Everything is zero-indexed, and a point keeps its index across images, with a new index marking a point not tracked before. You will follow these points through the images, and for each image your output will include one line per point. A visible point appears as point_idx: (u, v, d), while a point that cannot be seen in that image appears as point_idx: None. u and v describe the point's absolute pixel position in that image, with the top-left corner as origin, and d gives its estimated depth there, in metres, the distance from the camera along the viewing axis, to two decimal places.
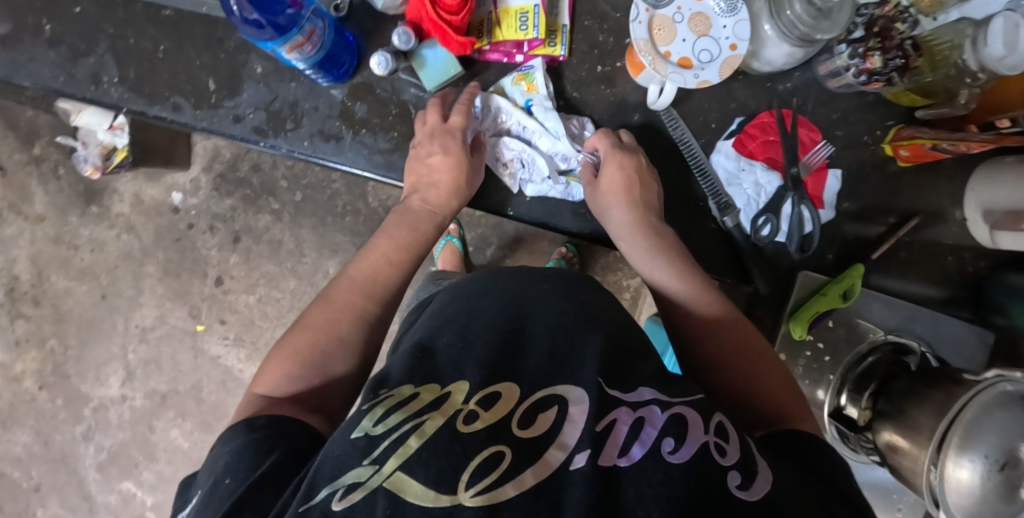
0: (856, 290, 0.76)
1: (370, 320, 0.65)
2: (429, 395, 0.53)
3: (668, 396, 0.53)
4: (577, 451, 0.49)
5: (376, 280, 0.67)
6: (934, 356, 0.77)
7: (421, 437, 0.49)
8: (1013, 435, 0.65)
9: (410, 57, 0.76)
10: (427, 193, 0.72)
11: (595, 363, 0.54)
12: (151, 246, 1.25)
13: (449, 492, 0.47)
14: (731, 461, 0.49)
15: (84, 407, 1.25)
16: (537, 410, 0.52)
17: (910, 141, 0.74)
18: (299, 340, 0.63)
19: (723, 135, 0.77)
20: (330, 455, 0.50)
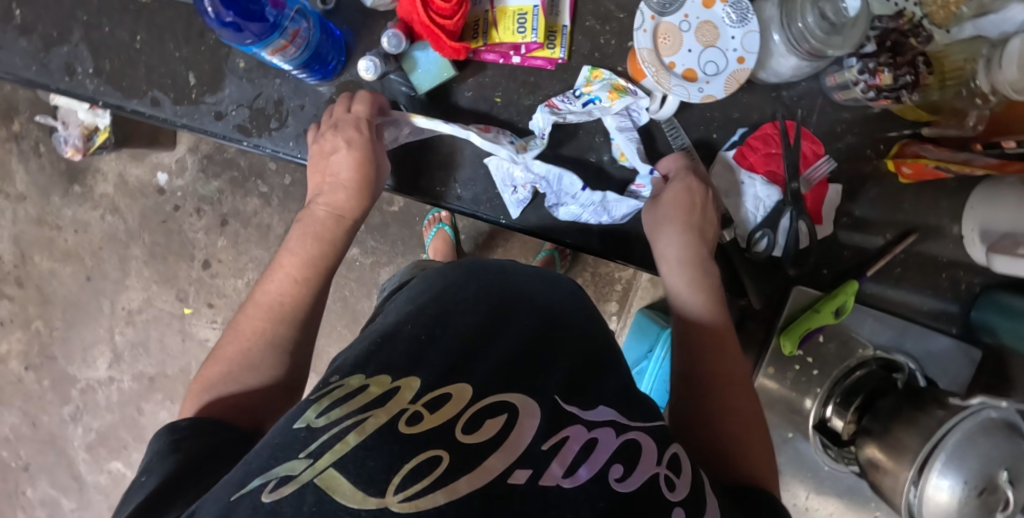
0: (848, 307, 0.75)
1: (281, 344, 0.63)
2: (377, 389, 0.51)
3: (626, 419, 0.53)
4: (519, 465, 0.47)
5: (279, 299, 0.64)
6: (922, 375, 0.78)
7: (360, 434, 0.47)
8: (994, 461, 0.65)
9: (400, 59, 0.71)
10: (330, 195, 0.69)
11: (558, 377, 0.54)
12: (136, 228, 1.23)
13: (377, 495, 0.44)
14: (678, 497, 0.49)
15: (72, 389, 1.24)
16: (487, 413, 0.50)
17: (914, 159, 0.72)
18: (213, 374, 0.61)
19: (724, 146, 0.74)
20: (264, 446, 0.47)
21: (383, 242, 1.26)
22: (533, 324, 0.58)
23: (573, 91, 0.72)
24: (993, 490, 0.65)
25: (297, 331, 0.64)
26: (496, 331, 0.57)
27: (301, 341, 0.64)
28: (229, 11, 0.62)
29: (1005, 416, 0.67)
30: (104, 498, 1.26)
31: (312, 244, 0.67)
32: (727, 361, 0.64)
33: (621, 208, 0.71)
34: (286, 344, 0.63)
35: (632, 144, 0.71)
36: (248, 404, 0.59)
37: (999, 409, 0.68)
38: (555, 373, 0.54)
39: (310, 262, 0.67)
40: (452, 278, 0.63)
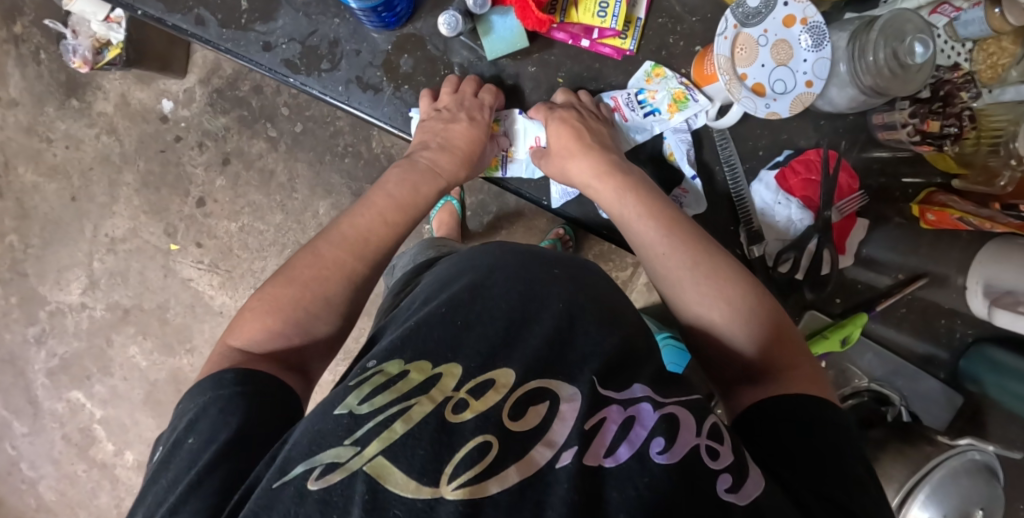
0: (855, 338, 0.78)
1: (358, 280, 0.62)
2: (417, 375, 0.49)
3: (662, 396, 0.50)
4: (565, 448, 0.46)
5: (365, 239, 0.63)
6: (909, 412, 0.83)
7: (407, 423, 0.46)
8: (972, 501, 0.70)
9: (476, 20, 0.71)
10: (446, 165, 0.70)
11: (596, 364, 0.50)
12: (132, 153, 1.18)
13: (432, 484, 0.43)
14: (721, 465, 0.47)
15: (40, 310, 1.19)
16: (527, 400, 0.48)
17: (940, 208, 0.75)
18: (281, 294, 0.59)
19: (768, 164, 0.76)
20: (308, 432, 0.47)
21: None
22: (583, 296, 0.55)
23: (636, 94, 0.73)
24: None
25: (368, 269, 0.63)
26: (535, 307, 0.53)
27: (371, 282, 0.63)
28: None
29: (986, 459, 0.72)
30: (58, 427, 1.21)
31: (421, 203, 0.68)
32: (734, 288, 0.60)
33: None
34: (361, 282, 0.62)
35: (683, 147, 0.73)
36: (314, 332, 0.59)
37: (982, 451, 0.73)
38: (599, 360, 0.51)
39: (404, 217, 0.66)
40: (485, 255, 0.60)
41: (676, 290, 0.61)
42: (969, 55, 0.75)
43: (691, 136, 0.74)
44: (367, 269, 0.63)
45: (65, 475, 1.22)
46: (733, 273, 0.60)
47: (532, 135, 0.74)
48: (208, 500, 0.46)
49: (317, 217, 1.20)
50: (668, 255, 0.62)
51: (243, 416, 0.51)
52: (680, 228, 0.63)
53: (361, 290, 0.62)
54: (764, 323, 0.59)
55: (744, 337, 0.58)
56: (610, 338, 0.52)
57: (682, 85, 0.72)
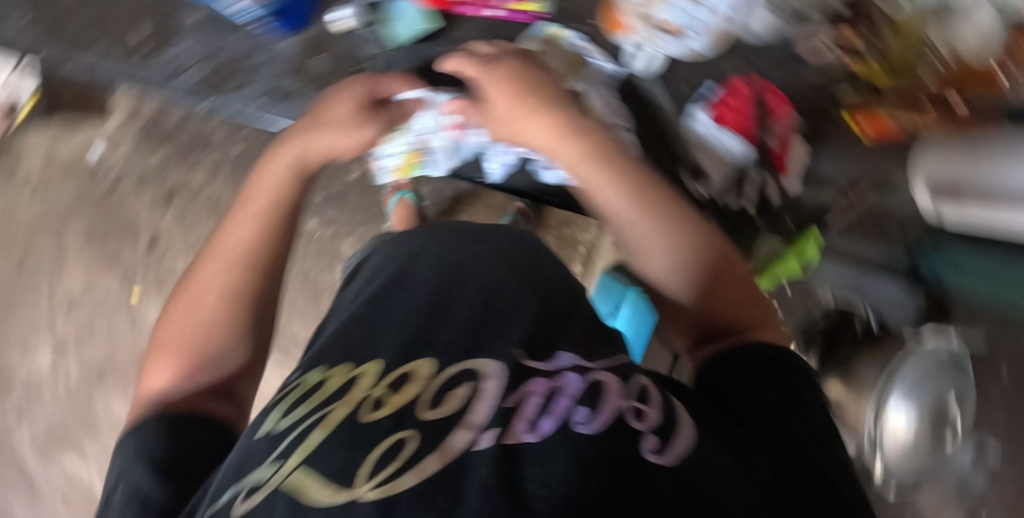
0: (814, 257, 0.85)
1: (239, 292, 0.59)
2: (337, 380, 0.48)
3: (587, 361, 0.49)
4: (485, 430, 0.41)
5: (226, 244, 0.60)
6: (876, 317, 0.85)
7: (326, 429, 0.43)
8: (943, 389, 0.80)
9: (378, 10, 0.72)
10: (296, 135, 0.62)
11: (520, 331, 0.50)
12: (72, 207, 1.16)
13: (348, 486, 0.38)
14: (647, 426, 0.43)
15: (13, 382, 1.18)
16: (447, 387, 0.45)
17: (868, 113, 0.79)
18: (172, 329, 0.59)
19: (694, 100, 0.79)
20: (237, 458, 0.45)
21: (343, 212, 1.24)
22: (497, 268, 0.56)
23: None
24: None
25: (242, 278, 0.59)
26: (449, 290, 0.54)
27: (264, 291, 0.60)
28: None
29: (946, 350, 0.82)
30: (56, 493, 1.20)
31: (274, 188, 0.61)
32: (704, 251, 0.62)
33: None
34: (240, 291, 0.59)
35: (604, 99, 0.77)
36: (219, 354, 0.58)
37: (941, 343, 0.83)
38: (514, 326, 0.51)
39: (261, 203, 0.61)
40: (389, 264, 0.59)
41: (650, 254, 0.61)
42: None
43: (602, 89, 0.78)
44: (241, 279, 0.59)
45: None
46: (704, 240, 0.62)
47: (444, 122, 0.75)
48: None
49: None
50: (641, 221, 0.61)
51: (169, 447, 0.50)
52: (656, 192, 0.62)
53: (246, 302, 0.59)
54: (734, 283, 0.62)
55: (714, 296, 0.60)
56: (530, 302, 0.54)
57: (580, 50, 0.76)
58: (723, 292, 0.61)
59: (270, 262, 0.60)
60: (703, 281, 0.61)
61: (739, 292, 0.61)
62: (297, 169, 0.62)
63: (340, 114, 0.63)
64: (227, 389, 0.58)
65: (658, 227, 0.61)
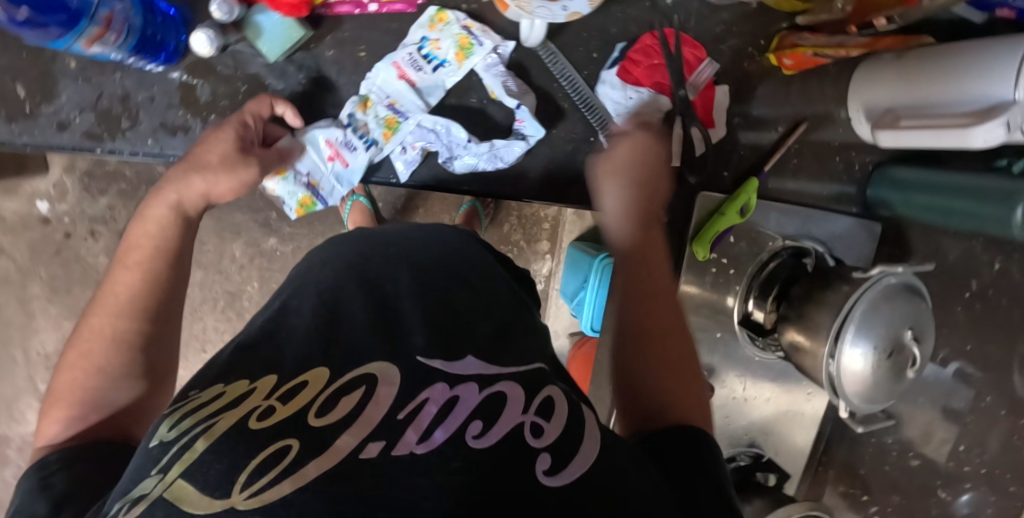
0: (752, 205, 0.80)
1: (130, 338, 0.56)
2: (234, 392, 0.48)
3: (493, 370, 0.50)
4: (372, 439, 0.44)
5: (113, 292, 0.58)
6: (830, 256, 0.83)
7: (209, 439, 0.44)
8: (900, 323, 0.72)
9: (242, 27, 0.68)
10: (173, 180, 0.62)
11: (421, 335, 0.52)
12: (30, 265, 1.16)
13: (223, 496, 0.41)
14: (542, 443, 0.46)
15: (9, 446, 1.20)
16: (340, 393, 0.47)
17: (793, 49, 0.75)
18: (62, 382, 0.55)
19: (606, 64, 0.73)
20: (129, 473, 0.45)
21: (300, 226, 1.22)
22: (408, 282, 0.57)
23: (418, 50, 0.70)
24: (901, 349, 0.72)
25: (135, 326, 0.57)
26: (352, 304, 0.54)
27: (161, 339, 0.58)
28: (20, 7, 0.57)
29: (903, 280, 0.73)
30: None
31: (158, 231, 0.61)
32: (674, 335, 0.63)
33: (513, 151, 0.71)
34: (133, 340, 0.56)
35: (500, 81, 0.70)
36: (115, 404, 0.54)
37: (898, 274, 0.73)
38: (430, 336, 0.52)
39: (143, 251, 0.60)
40: (322, 274, 0.58)
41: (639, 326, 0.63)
42: None
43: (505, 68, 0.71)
44: (135, 327, 0.56)
45: None
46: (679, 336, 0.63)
47: (321, 151, 0.71)
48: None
49: (236, 259, 1.22)
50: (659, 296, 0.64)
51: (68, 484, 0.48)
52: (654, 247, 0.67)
53: (143, 350, 0.56)
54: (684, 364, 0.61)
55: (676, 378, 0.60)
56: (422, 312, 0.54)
57: (462, 31, 0.70)
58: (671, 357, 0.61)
59: (163, 305, 0.58)
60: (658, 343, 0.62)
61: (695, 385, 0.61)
62: (178, 211, 0.62)
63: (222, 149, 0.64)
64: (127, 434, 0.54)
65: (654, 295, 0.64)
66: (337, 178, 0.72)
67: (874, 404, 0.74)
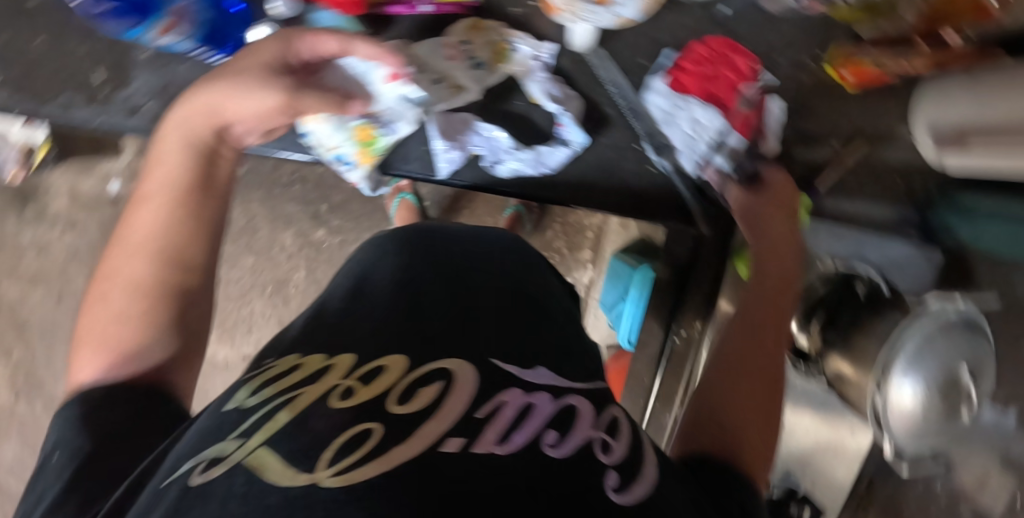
0: (802, 222, 0.79)
1: (146, 282, 0.53)
2: (310, 366, 0.46)
3: (566, 383, 0.47)
4: (452, 435, 0.40)
5: (132, 232, 0.55)
6: (887, 283, 0.76)
7: (292, 411, 0.42)
8: (955, 358, 0.67)
9: (302, 24, 0.71)
10: (182, 100, 0.58)
11: (495, 344, 0.49)
12: (98, 242, 1.22)
13: (308, 470, 0.37)
14: (613, 461, 0.42)
15: None
16: (418, 384, 0.44)
17: (853, 64, 0.72)
18: (85, 326, 0.52)
19: (654, 71, 0.71)
20: (205, 424, 0.43)
21: (348, 220, 1.26)
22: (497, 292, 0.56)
23: (459, 40, 0.68)
24: (956, 387, 0.67)
25: (158, 270, 0.54)
26: (435, 296, 0.53)
27: (191, 285, 0.55)
28: None
29: (963, 313, 0.68)
30: None
31: (172, 151, 0.57)
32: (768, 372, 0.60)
33: (556, 157, 0.71)
34: (154, 285, 0.53)
35: (541, 86, 0.69)
36: (143, 350, 0.51)
37: (957, 306, 0.69)
38: (504, 345, 0.49)
39: (162, 175, 0.57)
40: (403, 259, 0.58)
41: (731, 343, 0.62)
42: None
43: (549, 74, 0.70)
44: (157, 270, 0.53)
45: None
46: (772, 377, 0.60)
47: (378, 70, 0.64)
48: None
49: (286, 249, 1.26)
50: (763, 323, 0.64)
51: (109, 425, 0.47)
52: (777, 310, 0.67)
53: (169, 296, 0.53)
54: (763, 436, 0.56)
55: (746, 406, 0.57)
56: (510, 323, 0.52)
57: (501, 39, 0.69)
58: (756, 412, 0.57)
59: (187, 246, 0.55)
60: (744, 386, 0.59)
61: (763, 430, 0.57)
62: (192, 135, 0.57)
63: (247, 65, 0.57)
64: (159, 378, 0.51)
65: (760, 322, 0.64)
66: (404, 98, 0.66)
67: (924, 442, 0.69)
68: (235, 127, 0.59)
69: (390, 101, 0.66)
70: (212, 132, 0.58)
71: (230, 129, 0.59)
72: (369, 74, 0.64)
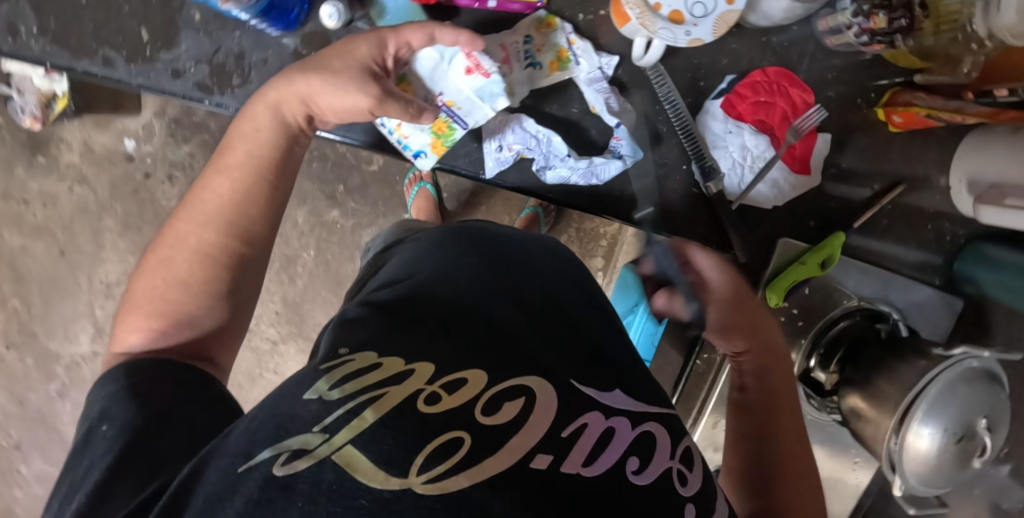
0: (834, 259, 0.77)
1: (212, 252, 0.57)
2: (391, 367, 0.50)
3: (641, 410, 0.54)
4: (541, 450, 0.46)
5: (205, 199, 0.59)
6: (905, 326, 0.80)
7: (378, 411, 0.45)
8: (975, 410, 0.68)
9: (367, 5, 0.71)
10: (278, 80, 0.61)
11: (563, 364, 0.55)
12: (108, 199, 1.19)
13: (399, 475, 0.42)
14: (689, 492, 0.50)
15: (56, 365, 1.24)
16: (502, 397, 0.49)
17: (905, 108, 0.72)
18: (140, 289, 0.56)
19: (712, 93, 0.73)
20: (263, 410, 0.46)
21: (364, 204, 1.24)
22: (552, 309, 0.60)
23: (524, 43, 0.69)
24: (972, 437, 0.68)
25: (223, 242, 0.58)
26: (501, 308, 0.58)
27: (248, 260, 0.58)
28: None
29: (986, 365, 0.69)
30: None
31: (262, 135, 0.61)
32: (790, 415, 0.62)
33: (609, 170, 0.71)
34: (220, 256, 0.57)
35: (602, 97, 0.69)
36: (194, 320, 0.55)
37: (981, 358, 0.70)
38: (572, 365, 0.55)
39: (237, 156, 0.61)
40: (470, 265, 0.62)
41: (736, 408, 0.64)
42: None
43: (607, 84, 0.70)
44: (221, 240, 0.57)
45: None
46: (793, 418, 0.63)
47: (461, 61, 0.67)
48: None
49: (298, 226, 1.25)
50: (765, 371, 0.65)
51: (158, 401, 0.50)
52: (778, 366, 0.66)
53: (225, 267, 0.57)
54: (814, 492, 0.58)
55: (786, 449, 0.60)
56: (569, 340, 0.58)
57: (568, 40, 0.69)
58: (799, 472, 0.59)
59: (254, 224, 0.59)
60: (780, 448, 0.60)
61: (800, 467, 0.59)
62: (279, 114, 0.62)
63: (342, 67, 0.60)
64: (201, 353, 0.55)
65: (768, 371, 0.65)
66: (479, 94, 0.67)
67: (933, 487, 0.71)
68: (322, 115, 0.63)
69: (467, 93, 0.67)
70: (302, 119, 0.63)
71: (318, 115, 0.63)
72: (447, 67, 0.67)
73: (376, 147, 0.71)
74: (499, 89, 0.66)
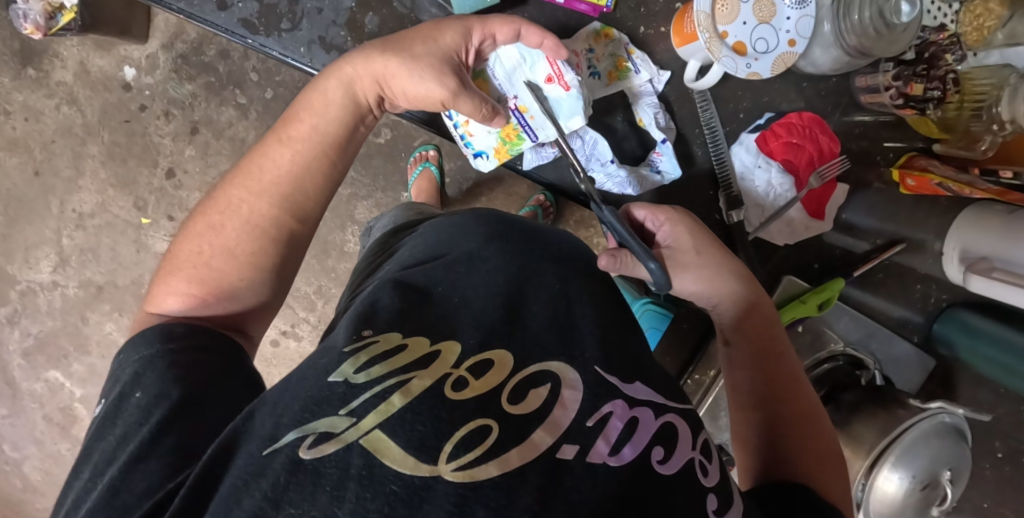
0: (831, 302, 0.80)
1: (264, 225, 0.57)
2: (418, 349, 0.47)
3: (663, 400, 0.50)
4: (567, 440, 0.44)
5: (263, 168, 0.59)
6: (882, 376, 0.82)
7: (406, 396, 0.43)
8: (941, 462, 0.72)
9: None
10: (357, 57, 0.62)
11: (597, 347, 0.50)
12: (95, 124, 1.14)
13: (430, 462, 0.41)
14: (711, 483, 0.48)
15: (10, 289, 1.17)
16: (528, 384, 0.46)
17: (921, 173, 0.75)
18: (184, 252, 0.56)
19: (749, 127, 0.76)
20: (286, 390, 0.45)
21: (364, 174, 1.22)
22: (600, 285, 0.57)
23: (587, 52, 0.73)
24: (935, 486, 0.73)
25: (276, 213, 0.58)
26: (541, 281, 0.54)
27: (297, 236, 0.59)
28: None
29: (955, 422, 0.74)
30: (39, 407, 1.22)
31: (331, 110, 0.62)
32: (790, 379, 0.64)
33: (646, 183, 0.74)
34: (268, 227, 0.57)
35: (652, 111, 0.73)
36: (236, 294, 0.56)
37: (951, 414, 0.75)
38: (609, 346, 0.51)
39: (302, 129, 0.61)
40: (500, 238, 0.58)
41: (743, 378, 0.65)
42: (956, 17, 0.74)
43: (656, 99, 0.73)
44: (275, 212, 0.58)
45: (49, 454, 1.24)
46: (792, 377, 0.64)
47: (543, 69, 0.70)
48: (166, 459, 0.43)
49: None
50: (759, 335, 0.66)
51: (199, 374, 0.49)
52: (762, 316, 0.66)
53: (275, 242, 0.57)
54: (820, 435, 0.61)
55: (794, 413, 0.62)
56: (605, 320, 0.53)
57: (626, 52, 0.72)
58: (801, 420, 0.61)
59: (307, 200, 0.59)
60: (785, 400, 0.62)
61: (806, 425, 0.61)
62: (349, 89, 0.63)
63: (424, 56, 0.63)
64: (238, 325, 0.57)
65: (765, 334, 0.66)
66: (556, 105, 0.70)
67: None
68: (393, 96, 0.65)
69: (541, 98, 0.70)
70: (373, 99, 0.64)
71: (389, 96, 0.65)
72: (527, 70, 0.70)
73: (426, 122, 0.74)
74: (574, 107, 0.70)
